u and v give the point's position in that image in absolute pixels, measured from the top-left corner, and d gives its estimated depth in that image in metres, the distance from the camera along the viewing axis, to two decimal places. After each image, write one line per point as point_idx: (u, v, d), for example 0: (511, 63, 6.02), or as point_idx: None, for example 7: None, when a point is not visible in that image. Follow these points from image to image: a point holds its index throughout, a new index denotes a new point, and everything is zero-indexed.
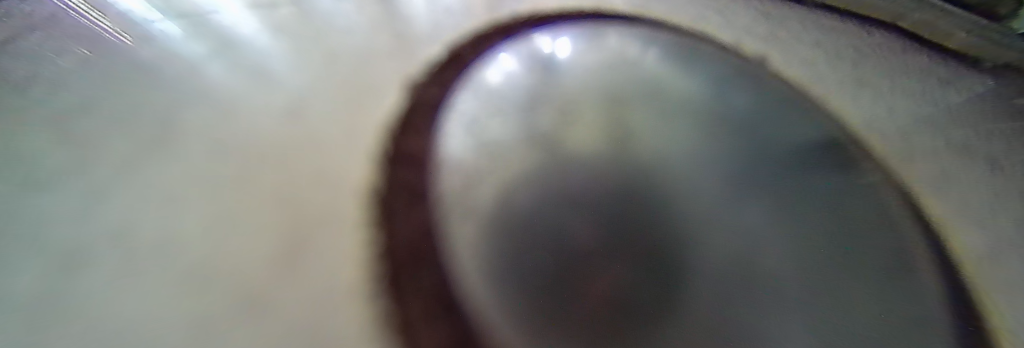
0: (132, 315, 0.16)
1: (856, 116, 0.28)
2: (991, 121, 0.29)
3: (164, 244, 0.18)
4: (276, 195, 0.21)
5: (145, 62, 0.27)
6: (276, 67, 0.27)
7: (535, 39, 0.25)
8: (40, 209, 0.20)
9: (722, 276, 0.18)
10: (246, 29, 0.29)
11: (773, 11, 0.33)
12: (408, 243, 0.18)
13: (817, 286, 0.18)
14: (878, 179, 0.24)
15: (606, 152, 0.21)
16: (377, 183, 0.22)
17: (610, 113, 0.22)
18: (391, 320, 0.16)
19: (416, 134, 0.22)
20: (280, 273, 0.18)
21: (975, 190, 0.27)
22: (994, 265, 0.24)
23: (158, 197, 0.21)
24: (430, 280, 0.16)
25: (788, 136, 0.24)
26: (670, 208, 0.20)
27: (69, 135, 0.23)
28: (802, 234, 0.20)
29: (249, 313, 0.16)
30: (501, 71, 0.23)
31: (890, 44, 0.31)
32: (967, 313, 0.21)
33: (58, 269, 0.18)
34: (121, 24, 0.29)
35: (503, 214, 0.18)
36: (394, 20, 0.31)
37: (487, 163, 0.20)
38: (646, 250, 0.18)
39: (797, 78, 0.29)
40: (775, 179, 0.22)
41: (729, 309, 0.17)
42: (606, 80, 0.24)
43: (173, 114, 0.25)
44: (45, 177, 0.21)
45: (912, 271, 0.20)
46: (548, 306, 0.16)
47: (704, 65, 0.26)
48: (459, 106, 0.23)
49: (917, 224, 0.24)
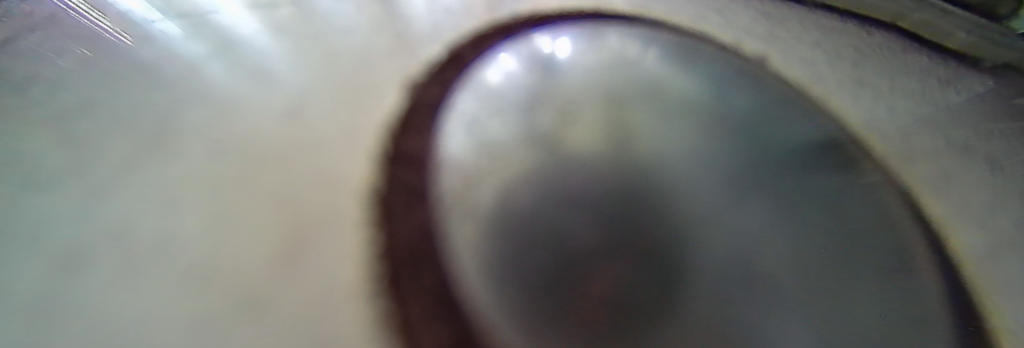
0: (132, 315, 0.16)
1: (856, 116, 0.28)
2: (991, 120, 0.29)
3: (164, 244, 0.18)
4: (276, 194, 0.21)
5: (145, 62, 0.27)
6: (276, 67, 0.27)
7: (535, 39, 0.25)
8: (40, 209, 0.20)
9: (722, 276, 0.18)
10: (246, 29, 0.29)
11: (773, 12, 0.33)
12: (409, 244, 0.18)
13: (818, 286, 0.18)
14: (878, 179, 0.24)
15: (606, 152, 0.21)
16: (377, 183, 0.22)
17: (610, 113, 0.22)
18: (391, 320, 0.16)
19: (416, 134, 0.22)
20: (280, 273, 0.18)
21: (976, 190, 0.27)
22: (993, 265, 0.24)
23: (158, 197, 0.21)
24: (430, 281, 0.17)
25: (788, 136, 0.24)
26: (670, 208, 0.20)
27: (69, 135, 0.23)
28: (802, 233, 0.20)
29: (249, 313, 0.16)
30: (501, 71, 0.23)
31: (890, 44, 0.31)
32: (967, 313, 0.21)
33: (58, 269, 0.18)
34: (121, 24, 0.29)
35: (503, 213, 0.18)
36: (394, 20, 0.31)
37: (487, 163, 0.20)
38: (646, 249, 0.18)
39: (797, 79, 0.29)
40: (775, 178, 0.22)
41: (729, 310, 0.17)
42: (605, 80, 0.24)
43: (173, 114, 0.25)
44: (44, 177, 0.21)
45: (912, 271, 0.20)
46: (549, 306, 0.16)
47: (705, 65, 0.26)
48: (459, 106, 0.23)
49: (917, 224, 0.24)
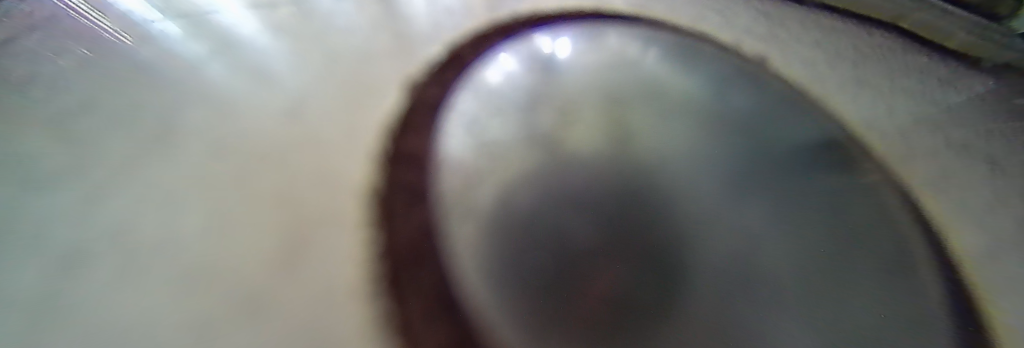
0: (133, 315, 0.16)
1: (855, 116, 0.28)
2: (992, 120, 0.28)
3: (164, 245, 0.18)
4: (276, 194, 0.21)
5: (145, 63, 0.27)
6: (276, 67, 0.27)
7: (535, 39, 0.25)
8: (42, 210, 0.20)
9: (721, 276, 0.18)
10: (245, 28, 0.29)
11: (773, 13, 0.33)
12: (409, 244, 0.19)
13: (818, 286, 0.18)
14: (878, 180, 0.24)
15: (606, 152, 0.21)
16: (377, 182, 0.22)
17: (610, 113, 0.23)
18: (391, 320, 0.16)
19: (416, 134, 0.23)
20: (280, 273, 0.18)
21: (975, 191, 0.26)
22: (991, 265, 0.24)
23: (159, 197, 0.21)
24: (429, 280, 0.17)
25: (786, 136, 0.24)
26: (671, 208, 0.20)
27: (71, 136, 0.24)
28: (803, 233, 0.20)
29: (249, 313, 0.16)
30: (501, 71, 0.23)
31: (890, 45, 0.31)
32: (968, 313, 0.20)
33: (56, 269, 0.18)
34: (121, 23, 0.29)
35: (504, 214, 0.19)
36: (394, 20, 0.31)
37: (487, 162, 0.20)
38: (646, 250, 0.18)
39: (797, 78, 0.29)
40: (774, 176, 0.22)
41: (729, 310, 0.17)
42: (604, 81, 0.24)
43: (174, 114, 0.25)
44: (44, 179, 0.22)
45: (911, 271, 0.20)
46: (549, 306, 0.16)
47: (705, 65, 0.26)
48: (459, 106, 0.23)
49: (917, 224, 0.23)
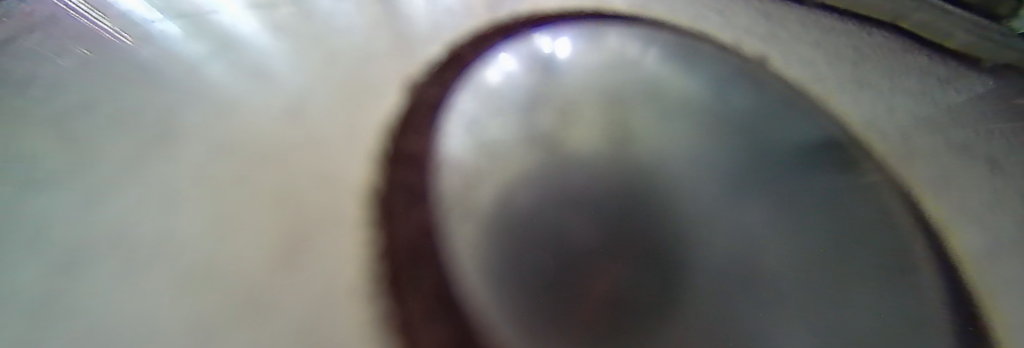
0: (131, 315, 0.16)
1: (856, 115, 0.28)
2: (992, 120, 0.29)
3: (162, 246, 0.18)
4: (276, 194, 0.21)
5: (146, 62, 0.27)
6: (277, 66, 0.27)
7: (535, 39, 0.25)
8: (39, 212, 0.20)
9: (722, 277, 0.18)
10: (246, 28, 0.29)
11: (773, 12, 0.33)
12: (409, 243, 0.19)
13: (818, 287, 0.18)
14: (878, 180, 0.24)
15: (606, 151, 0.21)
16: (376, 182, 0.22)
17: (610, 111, 0.23)
18: (391, 320, 0.16)
19: (416, 134, 0.23)
20: (280, 273, 0.18)
21: (977, 190, 0.26)
22: (995, 265, 0.24)
23: (158, 197, 0.21)
24: (429, 280, 0.17)
25: (787, 137, 0.24)
26: (671, 210, 0.20)
27: (70, 135, 0.24)
28: (803, 234, 0.20)
29: (249, 313, 0.16)
30: (501, 71, 0.24)
31: (889, 45, 0.31)
32: (968, 313, 0.20)
33: (59, 269, 0.18)
34: (121, 23, 0.28)
35: (503, 214, 0.19)
36: (394, 20, 0.31)
37: (487, 163, 0.20)
38: (646, 249, 0.18)
39: (797, 79, 0.29)
40: (774, 177, 0.22)
41: (728, 310, 0.17)
42: (604, 80, 0.24)
43: (174, 114, 0.25)
44: (42, 177, 0.22)
45: (911, 270, 0.20)
46: (549, 306, 0.16)
47: (705, 65, 0.26)
48: (459, 106, 0.23)
49: (918, 225, 0.23)
